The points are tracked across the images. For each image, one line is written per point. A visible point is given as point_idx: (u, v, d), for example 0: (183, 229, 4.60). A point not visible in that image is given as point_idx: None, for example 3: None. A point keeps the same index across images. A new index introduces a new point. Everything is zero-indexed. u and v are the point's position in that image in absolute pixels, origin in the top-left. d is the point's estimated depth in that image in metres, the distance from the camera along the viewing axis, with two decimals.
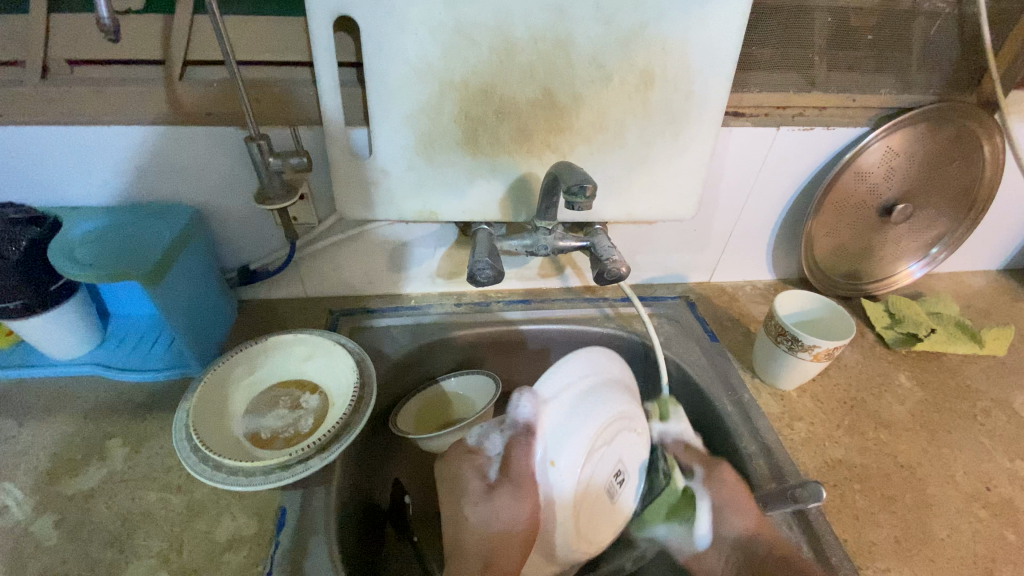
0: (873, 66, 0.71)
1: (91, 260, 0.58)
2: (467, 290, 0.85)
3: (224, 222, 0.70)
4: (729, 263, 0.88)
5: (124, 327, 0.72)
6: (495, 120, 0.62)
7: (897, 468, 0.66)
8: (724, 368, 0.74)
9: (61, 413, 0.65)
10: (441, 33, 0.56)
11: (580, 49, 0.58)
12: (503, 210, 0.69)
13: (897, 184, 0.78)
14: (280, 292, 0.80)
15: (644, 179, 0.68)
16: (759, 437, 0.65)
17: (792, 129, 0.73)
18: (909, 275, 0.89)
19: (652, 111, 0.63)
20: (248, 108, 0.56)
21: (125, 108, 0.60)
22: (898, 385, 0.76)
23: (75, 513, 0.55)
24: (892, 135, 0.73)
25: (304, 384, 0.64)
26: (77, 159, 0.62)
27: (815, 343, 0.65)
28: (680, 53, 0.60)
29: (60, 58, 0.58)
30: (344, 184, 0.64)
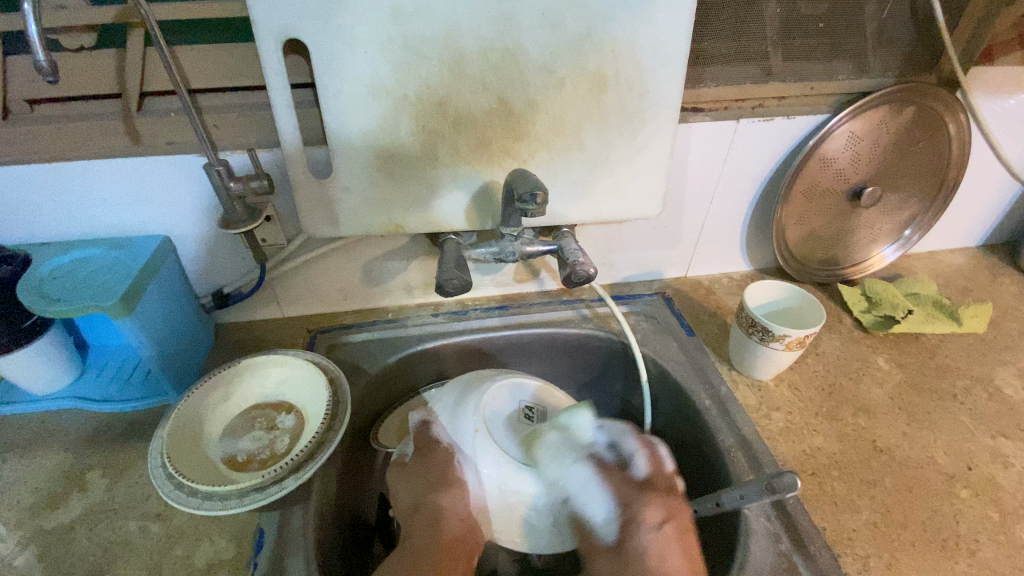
0: (829, 53, 0.71)
1: (60, 294, 0.59)
2: (444, 300, 0.85)
3: (195, 248, 0.71)
4: (705, 256, 0.88)
5: (102, 357, 0.73)
6: (453, 131, 0.62)
7: (876, 452, 0.66)
8: (701, 362, 0.74)
9: (42, 447, 0.65)
10: (391, 49, 0.56)
11: (530, 56, 0.59)
12: (469, 218, 0.69)
13: (864, 168, 0.79)
14: (257, 314, 0.80)
15: (606, 179, 0.68)
16: (736, 429, 0.65)
17: (753, 121, 0.73)
18: (883, 258, 0.89)
19: (608, 112, 0.63)
20: (203, 135, 0.57)
21: (87, 143, 0.60)
22: (876, 368, 0.76)
23: (56, 546, 0.56)
24: (854, 119, 0.73)
25: (280, 404, 0.65)
26: (43, 195, 0.63)
27: (785, 332, 0.65)
28: (630, 55, 0.60)
29: (19, 98, 0.59)
30: (308, 203, 0.65)
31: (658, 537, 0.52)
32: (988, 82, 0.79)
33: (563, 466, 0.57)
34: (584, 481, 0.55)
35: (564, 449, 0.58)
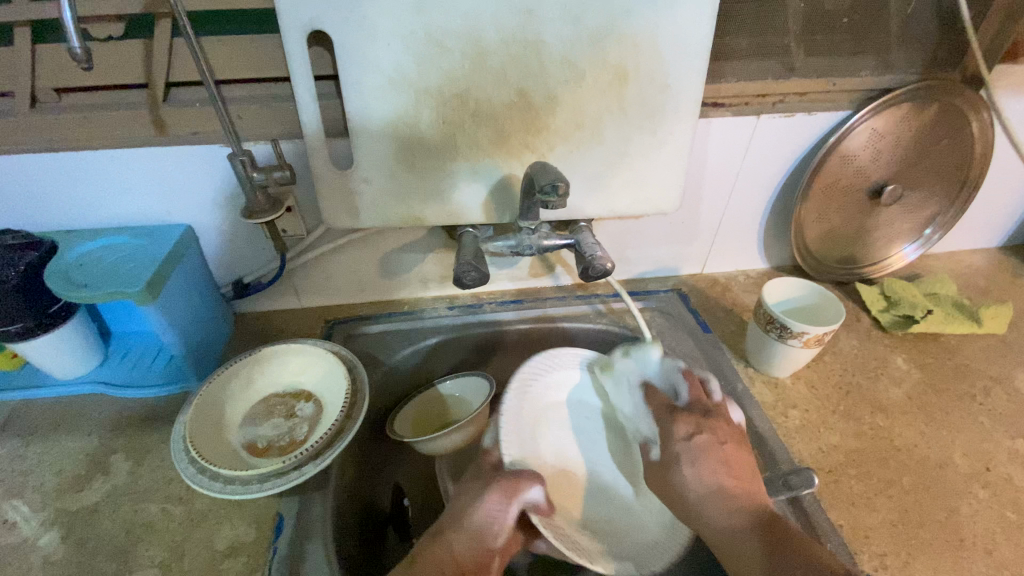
0: (851, 48, 0.71)
1: (87, 281, 0.60)
2: (459, 293, 0.85)
3: (215, 238, 0.72)
4: (721, 253, 0.87)
5: (124, 344, 0.74)
6: (473, 123, 0.63)
7: (893, 451, 0.65)
8: (717, 359, 0.74)
9: (65, 431, 0.67)
10: (413, 40, 0.57)
11: (551, 49, 0.59)
12: (487, 211, 0.69)
13: (884, 165, 0.78)
14: (275, 304, 0.81)
15: (625, 174, 0.68)
16: (753, 425, 0.65)
17: (773, 116, 0.72)
18: (903, 257, 0.88)
19: (628, 106, 0.63)
20: (228, 126, 0.57)
21: (112, 132, 0.61)
22: (895, 368, 0.75)
23: (81, 527, 0.57)
24: (876, 116, 0.73)
25: (300, 393, 0.65)
26: (71, 183, 0.64)
27: (804, 329, 0.64)
28: (652, 48, 0.60)
29: (47, 87, 0.60)
30: (328, 194, 0.66)
31: (688, 451, 0.59)
32: (1015, 80, 0.78)
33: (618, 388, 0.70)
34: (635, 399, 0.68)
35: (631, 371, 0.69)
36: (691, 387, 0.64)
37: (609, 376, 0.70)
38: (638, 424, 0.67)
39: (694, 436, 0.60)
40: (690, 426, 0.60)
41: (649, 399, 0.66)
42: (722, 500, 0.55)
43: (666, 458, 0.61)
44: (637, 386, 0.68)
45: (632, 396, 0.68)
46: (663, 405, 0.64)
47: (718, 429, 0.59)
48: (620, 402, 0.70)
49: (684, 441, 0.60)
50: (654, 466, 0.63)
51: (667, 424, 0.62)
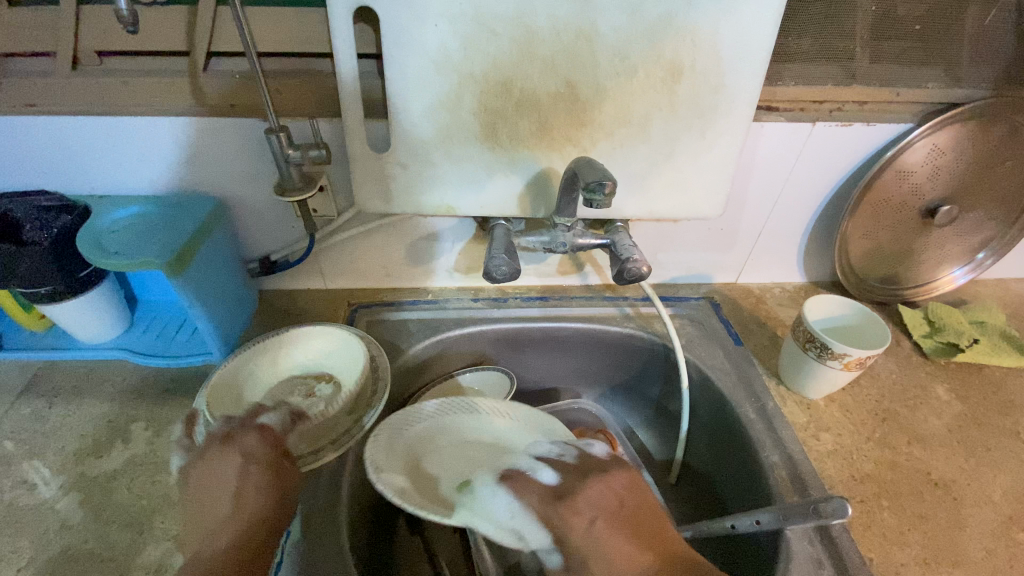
0: (920, 58, 0.67)
1: (117, 249, 0.59)
2: (484, 286, 0.83)
3: (246, 213, 0.71)
4: (759, 263, 0.84)
5: (152, 312, 0.74)
6: (515, 113, 0.61)
7: (930, 485, 0.62)
8: (748, 373, 0.71)
9: (89, 396, 0.67)
10: (462, 22, 0.55)
11: (603, 40, 0.56)
12: (522, 204, 0.67)
13: (941, 184, 0.74)
14: (300, 284, 0.80)
15: (668, 176, 0.65)
16: (783, 446, 0.63)
17: (829, 125, 0.69)
18: (951, 281, 0.84)
19: (679, 104, 0.60)
20: (268, 99, 0.56)
21: (150, 99, 0.60)
22: (935, 398, 0.72)
23: (98, 494, 0.57)
24: (938, 132, 0.69)
25: (321, 374, 0.65)
26: (108, 149, 0.64)
27: (845, 351, 0.61)
28: (710, 45, 0.57)
29: (89, 49, 0.60)
30: (363, 177, 0.64)
31: (590, 546, 0.44)
32: None
33: (485, 503, 0.50)
34: (507, 509, 0.49)
35: (485, 499, 0.51)
36: (563, 466, 0.50)
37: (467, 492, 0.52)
38: (518, 532, 0.48)
39: (594, 524, 0.45)
40: (586, 515, 0.45)
41: (523, 493, 0.49)
42: None
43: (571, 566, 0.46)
44: (501, 482, 0.51)
45: (505, 501, 0.49)
46: (542, 501, 0.48)
47: (610, 499, 0.46)
48: (483, 520, 0.49)
49: (583, 540, 0.45)
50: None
51: (556, 527, 0.46)
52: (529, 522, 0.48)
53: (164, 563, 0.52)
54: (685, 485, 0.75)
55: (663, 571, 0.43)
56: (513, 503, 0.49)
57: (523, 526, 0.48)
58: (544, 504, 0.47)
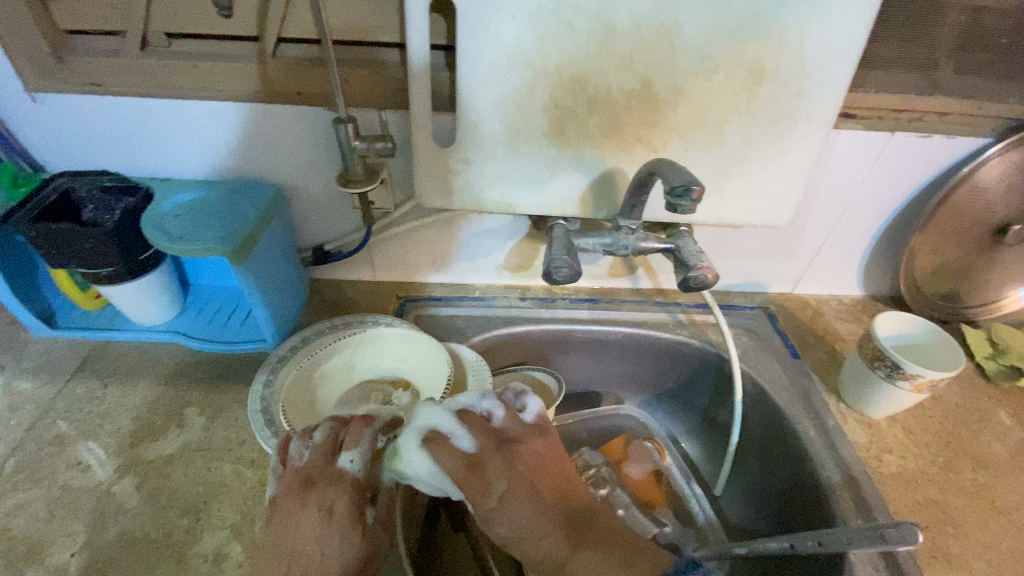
0: (1009, 68, 0.64)
1: (183, 233, 0.59)
2: (533, 284, 0.82)
3: (303, 201, 0.70)
4: (817, 275, 0.82)
5: (204, 297, 0.74)
6: (586, 111, 0.59)
7: (996, 514, 0.60)
8: (806, 388, 0.69)
9: (142, 378, 0.67)
10: (541, 15, 0.53)
11: (685, 38, 0.54)
12: (584, 205, 0.66)
13: (1019, 201, 0.71)
14: (350, 275, 0.80)
15: (738, 182, 0.63)
16: (844, 466, 0.61)
17: (908, 135, 0.66)
18: (1017, 300, 0.81)
19: (758, 108, 0.58)
20: (338, 88, 0.55)
21: (217, 83, 0.60)
22: (999, 423, 0.69)
23: (155, 478, 0.57)
24: (1021, 147, 0.66)
25: (398, 381, 0.65)
26: (172, 131, 0.63)
27: (918, 372, 0.59)
28: (795, 48, 0.55)
29: (159, 31, 0.60)
30: (426, 171, 0.63)
31: (507, 500, 0.50)
32: None
33: (410, 465, 0.51)
34: (430, 472, 0.50)
35: (410, 461, 0.51)
36: (482, 432, 0.52)
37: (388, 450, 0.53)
38: (439, 489, 0.52)
39: (506, 489, 0.50)
40: (501, 479, 0.50)
41: (443, 458, 0.50)
42: (544, 536, 0.49)
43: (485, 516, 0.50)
44: (423, 443, 0.51)
45: (425, 463, 0.50)
46: (464, 469, 0.50)
47: (520, 465, 0.51)
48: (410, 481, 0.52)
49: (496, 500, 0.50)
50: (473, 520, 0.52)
51: (471, 488, 0.50)
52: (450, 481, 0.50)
53: (222, 552, 0.52)
54: (732, 496, 0.74)
55: (566, 522, 0.50)
56: (434, 467, 0.50)
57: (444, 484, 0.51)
58: (465, 467, 0.50)
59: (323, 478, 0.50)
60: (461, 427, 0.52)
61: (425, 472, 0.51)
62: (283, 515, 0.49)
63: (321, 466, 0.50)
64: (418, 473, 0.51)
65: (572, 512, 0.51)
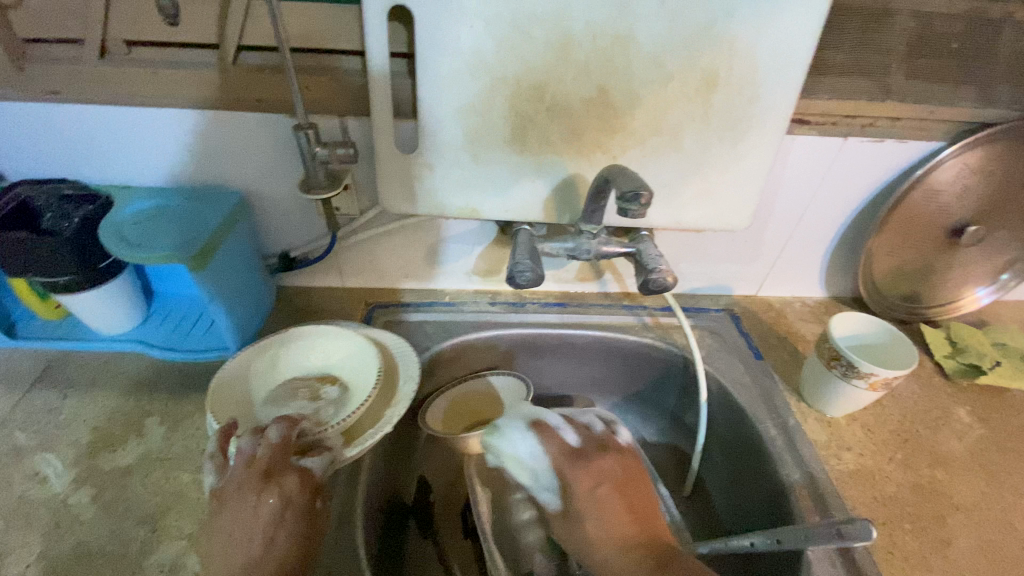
0: (958, 75, 0.66)
1: (139, 241, 0.58)
2: (502, 289, 0.83)
3: (268, 208, 0.70)
4: (780, 277, 0.83)
5: (169, 306, 0.73)
6: (546, 118, 0.60)
7: (952, 510, 0.61)
8: (768, 388, 0.71)
9: (103, 388, 0.66)
10: (498, 24, 0.54)
11: (640, 47, 0.55)
12: (547, 210, 0.66)
13: (971, 204, 0.73)
14: (317, 281, 0.80)
15: (697, 186, 0.65)
16: (804, 464, 0.62)
17: (861, 140, 0.68)
18: (974, 301, 0.83)
19: (713, 115, 0.60)
20: (297, 95, 0.55)
21: (176, 91, 0.60)
22: (956, 420, 0.71)
23: (113, 489, 0.57)
24: (971, 151, 0.68)
25: (324, 377, 0.63)
26: (132, 139, 0.63)
27: (872, 371, 0.60)
28: (747, 56, 0.56)
29: (118, 38, 0.59)
30: (388, 177, 0.64)
31: (587, 503, 0.52)
32: None
33: (507, 441, 0.59)
34: (526, 451, 0.58)
35: (508, 438, 0.59)
36: (585, 433, 0.57)
37: (490, 432, 0.61)
38: (535, 474, 0.57)
39: (598, 487, 0.52)
40: (594, 477, 0.53)
41: (549, 443, 0.57)
42: (619, 551, 0.49)
43: (569, 513, 0.53)
44: (530, 426, 0.59)
45: (527, 443, 0.58)
46: (561, 455, 0.55)
47: (620, 471, 0.54)
48: (508, 459, 0.58)
49: (586, 495, 0.52)
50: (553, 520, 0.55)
51: (567, 477, 0.54)
52: (547, 468, 0.56)
53: (178, 562, 0.51)
54: (700, 498, 0.74)
55: (643, 543, 0.50)
56: (534, 448, 0.57)
57: (540, 470, 0.57)
58: (563, 458, 0.55)
59: (283, 471, 0.48)
60: (570, 426, 0.59)
61: (527, 454, 0.58)
62: (234, 509, 0.47)
63: (278, 461, 0.49)
64: (521, 457, 0.58)
65: (645, 526, 0.51)
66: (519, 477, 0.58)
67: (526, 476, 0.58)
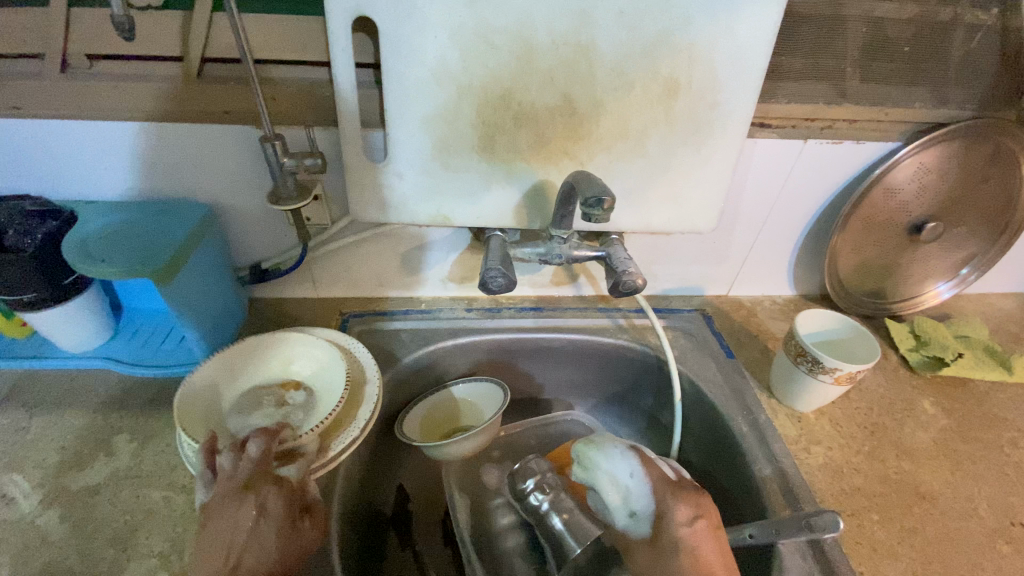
0: (910, 78, 0.68)
1: (104, 256, 0.57)
2: (478, 295, 0.83)
3: (237, 221, 0.70)
4: (749, 276, 0.85)
5: (137, 321, 0.73)
6: (513, 126, 0.61)
7: (919, 499, 0.63)
8: (739, 386, 0.72)
9: (70, 407, 0.65)
10: (462, 34, 0.55)
11: (602, 55, 0.57)
12: (518, 216, 0.67)
13: (929, 202, 0.75)
14: (291, 292, 0.79)
15: (663, 190, 0.66)
16: (775, 460, 0.63)
17: (820, 142, 0.70)
18: (936, 295, 0.86)
19: (676, 121, 0.61)
20: (263, 107, 0.55)
21: (140, 103, 0.59)
22: (921, 412, 0.73)
23: (80, 509, 0.55)
24: (926, 151, 0.70)
25: (286, 382, 0.63)
26: (96, 153, 0.62)
27: (837, 366, 0.62)
28: (706, 61, 0.58)
29: (79, 52, 0.59)
30: (357, 186, 0.64)
31: (689, 540, 0.51)
32: None
33: (608, 459, 0.58)
34: (625, 475, 0.57)
35: (608, 457, 0.59)
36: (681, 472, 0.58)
37: (592, 446, 0.60)
38: (625, 498, 0.56)
39: (696, 521, 0.52)
40: (693, 511, 0.53)
41: (650, 469, 0.56)
42: None
43: (658, 545, 0.52)
44: (632, 451, 0.59)
45: (630, 464, 0.57)
46: (665, 483, 0.55)
47: (714, 510, 0.54)
48: (603, 476, 0.58)
49: (683, 528, 0.52)
50: (639, 550, 0.53)
51: (667, 503, 0.53)
52: (645, 494, 0.55)
53: None
54: None
55: None
56: (636, 470, 0.57)
57: (634, 494, 0.55)
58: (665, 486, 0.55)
59: (261, 483, 0.48)
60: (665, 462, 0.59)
61: (625, 476, 0.57)
62: (216, 523, 0.47)
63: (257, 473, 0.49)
64: (618, 476, 0.57)
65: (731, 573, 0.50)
66: (606, 497, 0.57)
67: (614, 497, 0.56)
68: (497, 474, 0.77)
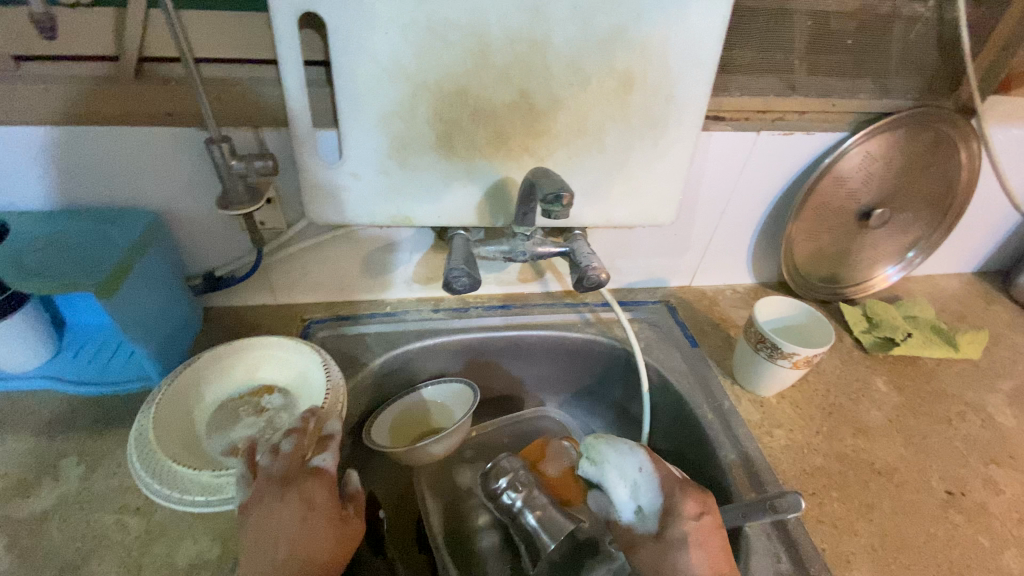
0: (853, 70, 0.71)
1: (41, 272, 0.54)
2: (444, 296, 0.82)
3: (186, 227, 0.67)
4: (710, 267, 0.87)
5: (82, 336, 0.69)
6: (471, 123, 0.60)
7: (875, 475, 0.65)
8: (704, 374, 0.74)
9: (10, 431, 0.61)
10: (413, 31, 0.54)
11: (556, 50, 0.56)
12: (481, 214, 0.67)
13: (876, 189, 0.78)
14: (249, 299, 0.76)
15: (623, 184, 0.66)
16: (740, 444, 0.65)
17: (772, 133, 0.72)
18: (885, 278, 0.89)
19: (633, 116, 0.62)
20: (207, 109, 0.53)
21: (76, 105, 0.56)
22: (875, 391, 0.76)
23: (25, 538, 0.52)
24: (871, 140, 0.73)
25: (258, 389, 0.63)
26: (28, 159, 0.59)
27: (794, 351, 0.64)
28: (660, 55, 0.58)
29: (3, 53, 0.54)
30: (311, 187, 0.62)
31: (697, 531, 0.53)
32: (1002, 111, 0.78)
33: (618, 456, 0.58)
34: (636, 471, 0.57)
35: (618, 452, 0.58)
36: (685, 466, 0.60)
37: (599, 440, 0.60)
38: (635, 492, 0.56)
39: (703, 516, 0.54)
40: (699, 506, 0.55)
41: (658, 464, 0.57)
42: None
43: (665, 537, 0.54)
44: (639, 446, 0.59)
45: (637, 460, 0.57)
46: (674, 478, 0.57)
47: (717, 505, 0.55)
48: (614, 471, 0.57)
49: (690, 520, 0.53)
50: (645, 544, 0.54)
51: (675, 498, 0.55)
52: (654, 489, 0.56)
53: None
54: None
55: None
56: (644, 465, 0.57)
57: (643, 488, 0.56)
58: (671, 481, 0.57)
59: (296, 478, 0.48)
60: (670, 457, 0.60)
61: (635, 472, 0.57)
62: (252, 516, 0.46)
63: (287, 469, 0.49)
64: (627, 471, 0.57)
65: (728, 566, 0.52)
66: (615, 492, 0.57)
67: (624, 493, 0.56)
68: (470, 473, 0.77)
